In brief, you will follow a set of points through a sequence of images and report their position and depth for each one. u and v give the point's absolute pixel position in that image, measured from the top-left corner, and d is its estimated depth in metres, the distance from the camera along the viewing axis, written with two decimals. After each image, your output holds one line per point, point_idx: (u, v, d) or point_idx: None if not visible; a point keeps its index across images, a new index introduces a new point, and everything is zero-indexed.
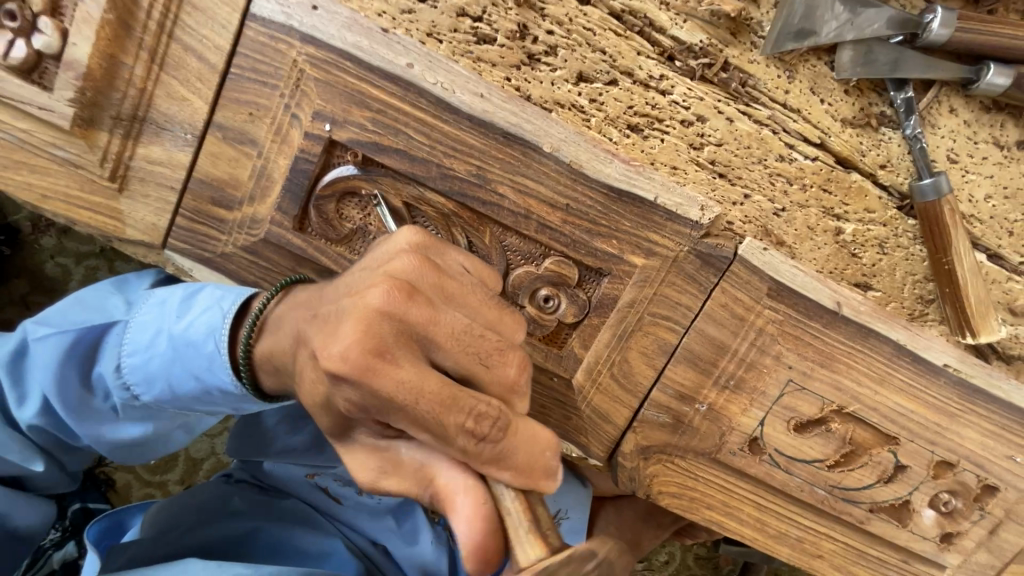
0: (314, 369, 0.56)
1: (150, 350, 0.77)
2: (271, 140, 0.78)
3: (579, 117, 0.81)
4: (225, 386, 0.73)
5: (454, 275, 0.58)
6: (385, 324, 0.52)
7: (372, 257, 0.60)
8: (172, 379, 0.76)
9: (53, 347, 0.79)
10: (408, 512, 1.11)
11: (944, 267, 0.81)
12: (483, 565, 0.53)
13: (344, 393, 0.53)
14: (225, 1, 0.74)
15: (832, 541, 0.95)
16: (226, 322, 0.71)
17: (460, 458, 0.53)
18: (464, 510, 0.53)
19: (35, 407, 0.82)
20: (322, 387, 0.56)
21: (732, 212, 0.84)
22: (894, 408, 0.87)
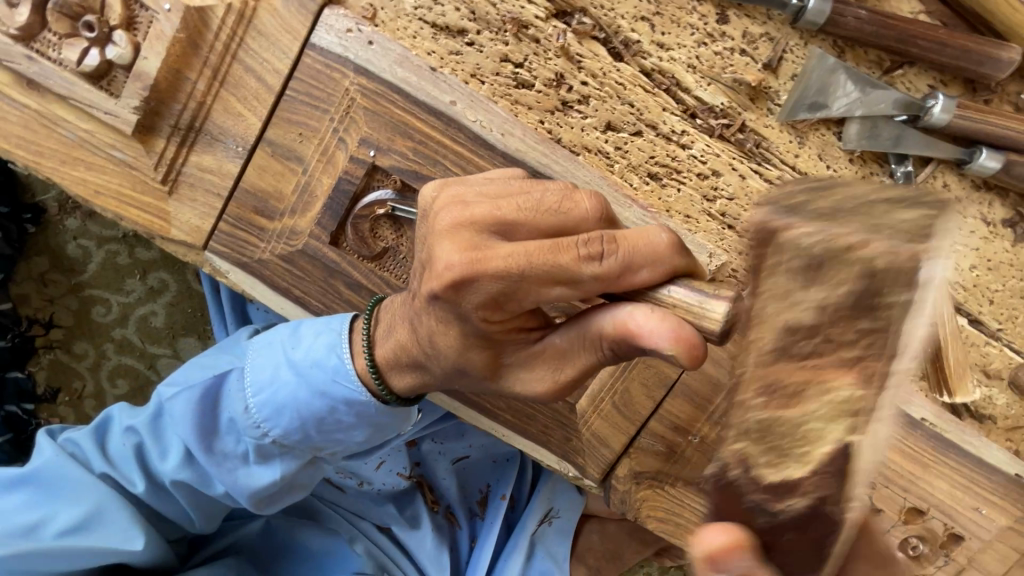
0: (438, 318, 0.66)
1: (276, 380, 0.85)
2: (317, 160, 0.84)
3: (604, 161, 0.87)
4: (351, 397, 0.82)
5: (491, 180, 0.65)
6: (463, 230, 0.60)
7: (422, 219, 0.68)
8: (301, 402, 0.84)
9: (185, 399, 0.88)
10: (409, 501, 1.20)
11: (929, 328, 0.85)
12: (694, 353, 0.53)
13: (477, 312, 0.62)
14: (288, 30, 0.80)
15: None
16: (344, 346, 0.81)
17: (600, 291, 0.57)
18: (645, 322, 0.55)
19: (176, 459, 0.91)
20: (456, 323, 0.65)
21: (737, 261, 0.89)
22: None
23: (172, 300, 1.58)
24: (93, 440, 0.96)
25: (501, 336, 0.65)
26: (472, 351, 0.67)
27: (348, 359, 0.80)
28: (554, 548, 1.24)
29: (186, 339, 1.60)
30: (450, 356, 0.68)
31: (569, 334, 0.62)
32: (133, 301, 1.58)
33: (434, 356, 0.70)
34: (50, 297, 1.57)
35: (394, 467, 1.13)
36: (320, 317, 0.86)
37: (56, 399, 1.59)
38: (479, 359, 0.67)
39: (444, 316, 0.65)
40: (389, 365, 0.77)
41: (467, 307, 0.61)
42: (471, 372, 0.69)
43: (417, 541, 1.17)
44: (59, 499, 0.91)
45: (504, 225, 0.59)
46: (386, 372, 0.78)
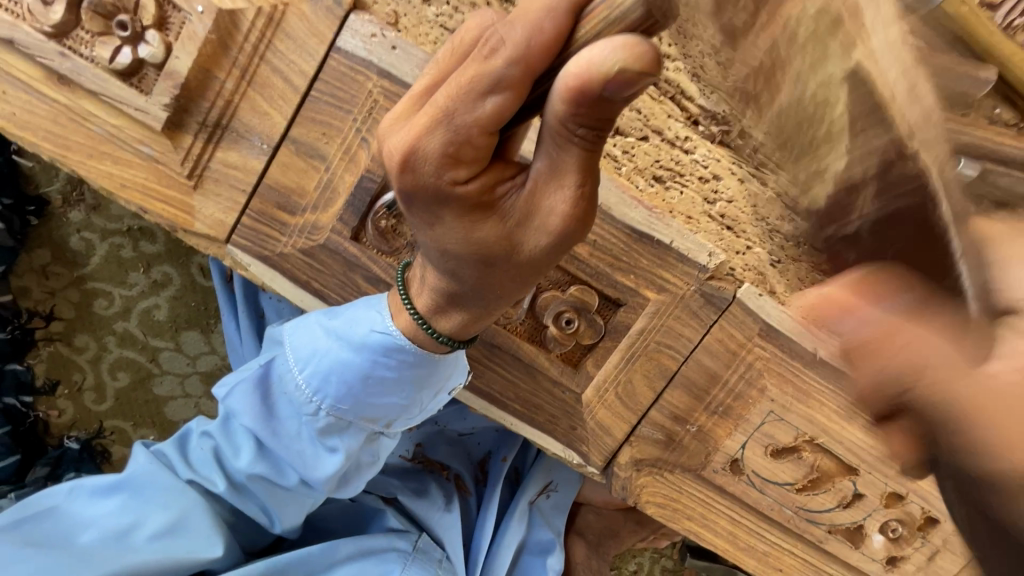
0: (429, 216, 0.64)
1: (317, 352, 0.88)
2: (340, 158, 0.87)
3: (612, 164, 0.93)
4: (402, 349, 0.85)
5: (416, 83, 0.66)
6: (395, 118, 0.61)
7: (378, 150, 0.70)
8: (346, 364, 0.87)
9: (241, 393, 0.93)
10: (413, 473, 1.25)
11: None
12: (641, 57, 0.45)
13: (446, 190, 0.60)
14: (314, 34, 0.83)
15: (793, 556, 1.09)
16: (381, 309, 0.85)
17: (520, 82, 0.53)
18: (580, 57, 0.47)
19: (250, 454, 0.95)
20: (442, 210, 0.63)
21: (734, 260, 0.97)
22: (856, 441, 1.03)
23: (176, 294, 1.60)
24: (178, 449, 1.02)
25: (479, 197, 0.61)
26: (480, 226, 0.63)
27: (393, 320, 0.84)
28: (550, 516, 1.34)
29: (189, 333, 1.62)
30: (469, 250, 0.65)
31: (544, 150, 0.58)
32: (136, 294, 1.59)
33: (456, 256, 0.67)
34: (52, 289, 1.57)
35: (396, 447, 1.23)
36: (355, 299, 0.90)
37: (55, 392, 1.59)
38: (488, 237, 0.64)
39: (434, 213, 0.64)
40: (437, 308, 0.79)
41: (438, 191, 0.60)
42: (506, 258, 0.66)
43: (427, 507, 1.21)
44: (148, 505, 0.96)
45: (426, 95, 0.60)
46: (432, 319, 0.80)
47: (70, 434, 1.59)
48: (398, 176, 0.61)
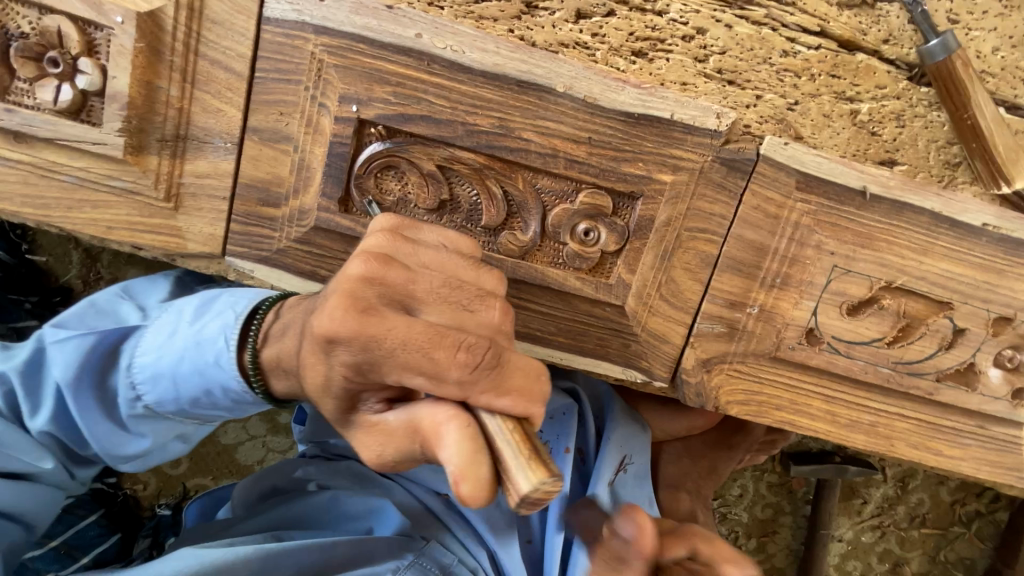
0: (348, 306, 0.59)
1: (163, 350, 0.83)
2: (304, 133, 0.83)
3: (585, 53, 0.84)
4: (228, 384, 0.79)
5: (353, 314, 0.58)
6: (348, 307, 0.59)
7: (323, 293, 0.64)
8: (181, 377, 0.82)
9: (74, 347, 0.84)
10: None
11: (967, 123, 0.87)
12: None
13: (383, 357, 0.58)
14: (240, 10, 0.79)
15: (904, 420, 1.01)
16: (240, 319, 0.78)
17: None
18: None
19: (47, 415, 0.86)
20: (402, 324, 0.58)
21: (747, 115, 0.88)
22: (941, 273, 0.92)
23: None
24: None
25: (441, 355, 0.57)
26: (400, 440, 0.61)
27: (234, 373, 0.78)
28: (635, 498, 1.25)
29: None
30: (379, 347, 0.58)
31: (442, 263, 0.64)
32: None
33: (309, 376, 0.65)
34: None
35: None
36: (245, 290, 0.84)
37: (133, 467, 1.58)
38: (355, 326, 0.58)
39: (384, 308, 0.60)
40: (272, 365, 0.74)
41: (411, 289, 0.61)
42: (416, 373, 0.58)
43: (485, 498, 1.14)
44: None
45: (411, 240, 0.66)
46: (268, 372, 0.75)
47: (160, 503, 1.56)
48: (359, 290, 0.60)
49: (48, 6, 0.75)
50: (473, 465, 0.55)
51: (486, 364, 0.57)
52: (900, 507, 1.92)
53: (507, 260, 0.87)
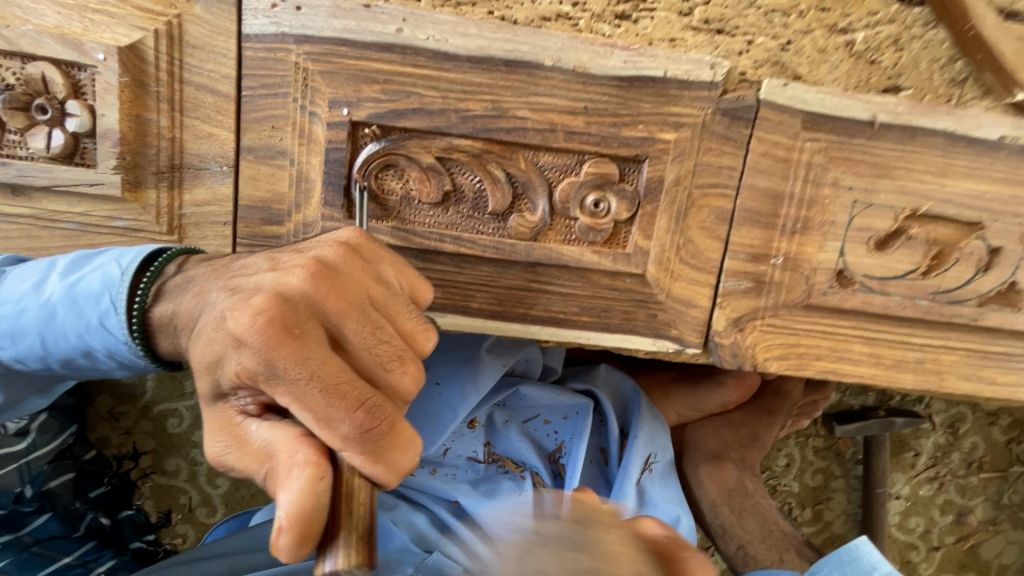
0: (273, 319, 0.57)
1: (20, 304, 0.74)
2: (299, 145, 0.82)
3: (568, 23, 0.83)
4: (103, 350, 0.74)
5: (271, 321, 0.57)
6: (274, 313, 0.58)
7: (249, 285, 0.62)
8: (47, 337, 0.75)
9: None
10: (486, 479, 1.21)
11: (968, 35, 0.85)
12: None
13: (278, 377, 0.57)
14: (218, 31, 0.78)
15: (952, 352, 0.97)
16: (128, 276, 0.72)
17: None
18: None
19: None
20: (317, 359, 0.57)
21: (741, 62, 0.86)
22: (966, 194, 0.89)
23: None
24: None
25: (339, 405, 0.57)
26: (253, 455, 0.60)
27: (107, 338, 0.73)
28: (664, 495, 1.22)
29: None
30: (280, 366, 0.57)
31: (384, 306, 0.63)
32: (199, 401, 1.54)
33: (201, 356, 0.62)
34: (126, 428, 1.54)
35: (462, 450, 1.22)
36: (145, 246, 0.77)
37: (171, 520, 1.57)
38: (268, 340, 0.57)
39: (310, 331, 0.59)
40: (161, 325, 0.69)
41: (342, 326, 0.60)
42: (307, 407, 0.57)
43: None
44: None
45: (366, 267, 0.65)
46: (152, 335, 0.70)
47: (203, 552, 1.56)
48: (292, 307, 0.59)
49: (29, 54, 0.75)
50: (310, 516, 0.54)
51: (377, 430, 0.58)
52: (955, 454, 1.85)
53: (519, 244, 0.86)
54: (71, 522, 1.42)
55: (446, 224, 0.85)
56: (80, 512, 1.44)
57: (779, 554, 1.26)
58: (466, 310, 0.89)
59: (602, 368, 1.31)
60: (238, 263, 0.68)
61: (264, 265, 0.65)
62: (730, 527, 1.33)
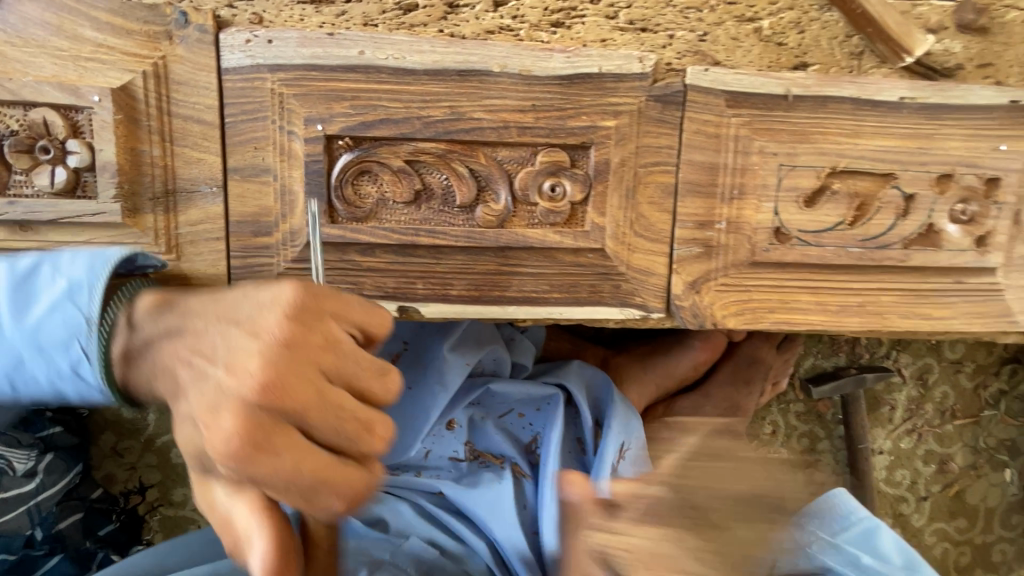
0: (241, 422, 0.60)
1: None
2: (280, 161, 0.91)
3: (510, 34, 0.94)
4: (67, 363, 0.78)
5: (244, 433, 0.60)
6: (241, 425, 0.60)
7: (213, 386, 0.64)
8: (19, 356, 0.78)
9: None
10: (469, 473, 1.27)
11: (856, 13, 0.98)
12: None
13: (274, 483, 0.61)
14: (200, 67, 0.88)
15: (889, 292, 1.08)
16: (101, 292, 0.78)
17: None
18: None
19: None
20: (301, 451, 0.62)
21: (666, 54, 0.98)
22: (876, 150, 1.01)
23: None
24: None
25: (324, 490, 0.62)
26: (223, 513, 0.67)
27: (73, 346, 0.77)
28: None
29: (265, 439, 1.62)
30: (273, 477, 0.61)
31: (339, 367, 0.67)
32: None
33: (183, 439, 0.67)
34: (130, 463, 1.55)
35: (445, 450, 1.29)
36: (107, 254, 0.82)
37: None
38: (246, 451, 0.60)
39: (277, 427, 0.62)
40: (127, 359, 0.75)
41: (303, 409, 0.63)
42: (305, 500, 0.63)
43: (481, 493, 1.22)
44: None
45: (315, 331, 0.66)
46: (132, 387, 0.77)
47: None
48: (257, 404, 0.61)
49: (31, 101, 0.84)
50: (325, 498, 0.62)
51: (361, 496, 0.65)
52: (927, 405, 1.95)
53: (487, 232, 0.95)
54: (82, 562, 1.43)
55: (420, 220, 0.94)
56: (89, 551, 1.46)
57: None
58: (445, 298, 0.98)
59: (573, 363, 1.38)
60: (190, 338, 0.69)
61: (214, 344, 0.67)
62: None
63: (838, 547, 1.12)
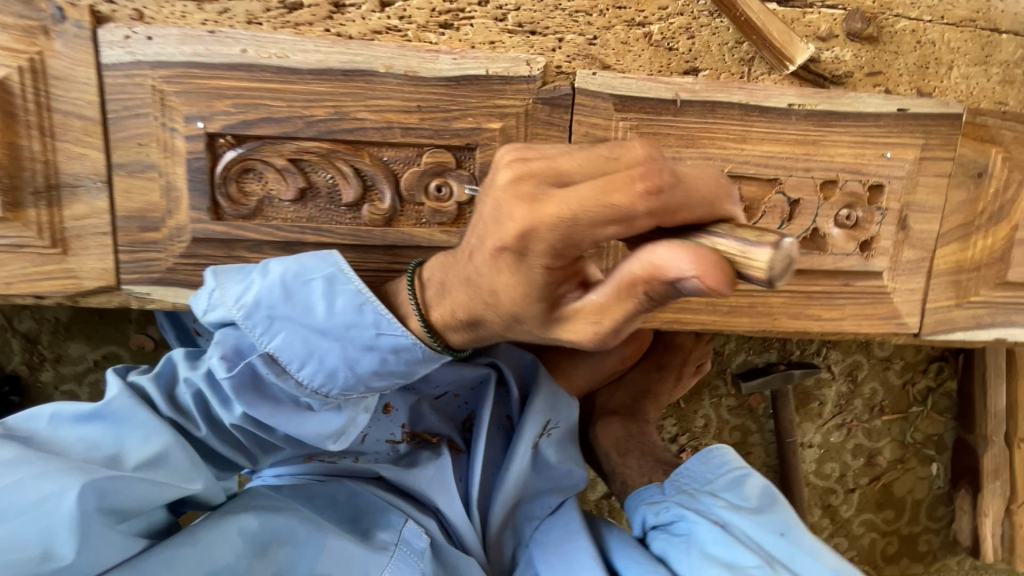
0: (515, 202, 0.64)
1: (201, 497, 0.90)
2: (164, 158, 0.92)
3: (398, 35, 0.95)
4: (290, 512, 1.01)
5: (521, 196, 0.64)
6: (521, 188, 0.65)
7: (478, 226, 0.71)
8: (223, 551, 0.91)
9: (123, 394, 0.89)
10: (408, 454, 1.23)
11: (742, 20, 1.00)
12: None
13: (571, 228, 0.62)
14: (79, 62, 0.88)
15: (778, 294, 1.11)
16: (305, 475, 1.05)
17: None
18: None
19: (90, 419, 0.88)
20: (582, 194, 0.61)
21: (556, 57, 0.99)
22: (763, 155, 1.03)
23: None
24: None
25: (612, 189, 0.60)
26: (613, 309, 0.65)
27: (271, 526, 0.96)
28: (559, 457, 1.27)
29: None
30: (553, 230, 0.62)
31: (559, 152, 0.67)
32: None
33: (460, 299, 0.78)
34: None
35: (380, 434, 1.22)
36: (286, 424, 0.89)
37: None
38: (515, 194, 0.65)
39: (545, 189, 0.64)
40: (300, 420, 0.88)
41: (554, 167, 0.65)
42: (607, 225, 0.61)
43: (420, 474, 1.18)
44: None
45: (534, 154, 0.68)
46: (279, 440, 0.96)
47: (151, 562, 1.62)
48: (524, 211, 0.63)
49: None
50: (582, 324, 0.69)
51: (669, 185, 0.60)
52: (857, 400, 1.99)
53: (373, 230, 0.96)
54: None
55: (306, 217, 0.95)
56: None
57: (651, 475, 1.35)
58: None
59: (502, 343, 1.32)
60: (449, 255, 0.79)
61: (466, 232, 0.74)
62: (616, 468, 1.43)
63: (699, 492, 1.12)
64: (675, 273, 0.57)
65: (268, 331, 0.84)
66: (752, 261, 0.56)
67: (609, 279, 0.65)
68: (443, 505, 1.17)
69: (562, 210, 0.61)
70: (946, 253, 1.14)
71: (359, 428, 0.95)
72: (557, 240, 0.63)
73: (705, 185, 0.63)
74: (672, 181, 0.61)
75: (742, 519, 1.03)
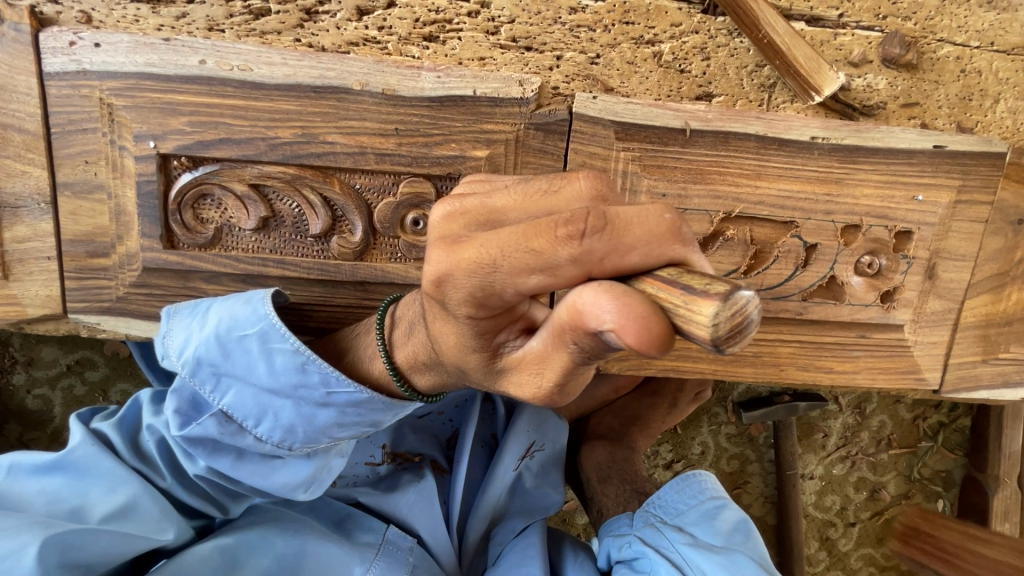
0: (440, 243, 0.55)
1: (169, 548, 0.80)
2: (113, 178, 0.83)
3: (376, 47, 0.85)
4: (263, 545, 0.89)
5: (446, 234, 0.56)
6: (450, 228, 0.56)
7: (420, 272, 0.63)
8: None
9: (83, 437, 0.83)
10: (391, 476, 1.11)
11: (765, 42, 0.88)
12: None
13: (492, 278, 0.52)
14: (18, 70, 0.79)
15: (787, 344, 1.01)
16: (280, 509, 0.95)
17: None
18: None
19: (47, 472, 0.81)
20: (505, 238, 0.51)
21: (553, 77, 0.88)
22: (778, 195, 0.93)
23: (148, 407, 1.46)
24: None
25: (533, 237, 0.50)
26: (552, 359, 0.54)
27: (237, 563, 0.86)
28: (537, 483, 1.18)
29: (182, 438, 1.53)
30: (472, 279, 0.53)
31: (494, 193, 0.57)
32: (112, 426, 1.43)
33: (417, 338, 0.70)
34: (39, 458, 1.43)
35: (359, 456, 1.08)
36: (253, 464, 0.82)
37: None
38: (445, 231, 0.56)
39: (472, 232, 0.55)
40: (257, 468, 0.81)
41: (488, 206, 0.56)
42: (530, 274, 0.51)
43: (405, 500, 1.06)
44: None
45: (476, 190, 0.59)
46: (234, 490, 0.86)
47: None
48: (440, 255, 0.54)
49: None
50: (526, 376, 0.57)
51: (593, 231, 0.49)
52: (864, 433, 1.87)
53: (342, 265, 0.88)
54: None
55: (268, 248, 0.87)
56: None
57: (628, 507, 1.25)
58: (302, 331, 0.91)
59: None
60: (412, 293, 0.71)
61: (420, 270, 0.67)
62: (592, 495, 1.34)
63: (666, 524, 1.01)
64: (594, 323, 0.45)
65: (216, 389, 0.77)
66: (696, 315, 0.42)
67: (548, 322, 0.53)
68: (428, 534, 1.06)
69: (481, 255, 0.51)
70: (978, 304, 1.03)
71: (331, 473, 0.86)
72: (476, 287, 0.53)
73: (644, 227, 0.50)
74: (602, 225, 0.49)
75: (701, 556, 0.92)
